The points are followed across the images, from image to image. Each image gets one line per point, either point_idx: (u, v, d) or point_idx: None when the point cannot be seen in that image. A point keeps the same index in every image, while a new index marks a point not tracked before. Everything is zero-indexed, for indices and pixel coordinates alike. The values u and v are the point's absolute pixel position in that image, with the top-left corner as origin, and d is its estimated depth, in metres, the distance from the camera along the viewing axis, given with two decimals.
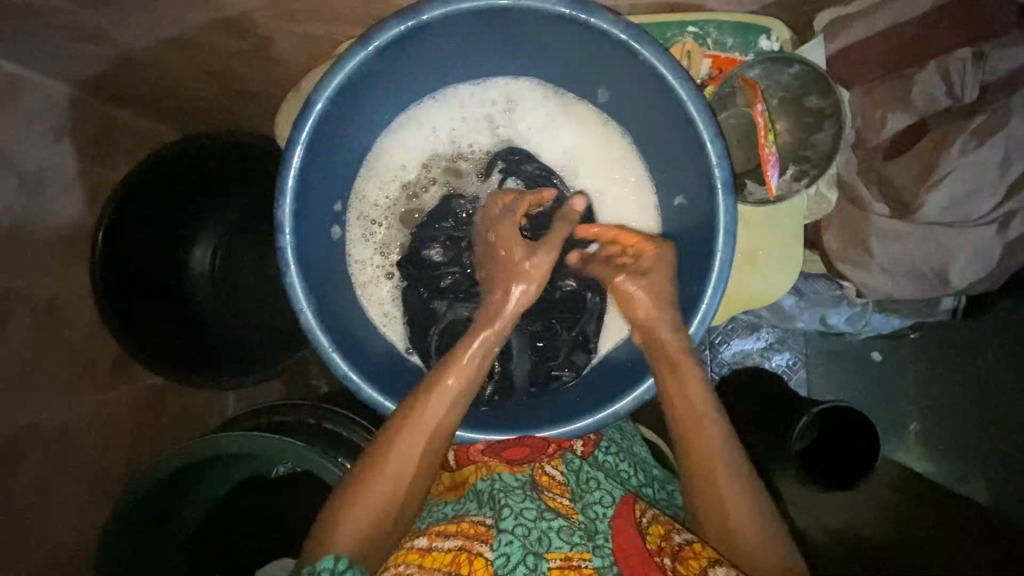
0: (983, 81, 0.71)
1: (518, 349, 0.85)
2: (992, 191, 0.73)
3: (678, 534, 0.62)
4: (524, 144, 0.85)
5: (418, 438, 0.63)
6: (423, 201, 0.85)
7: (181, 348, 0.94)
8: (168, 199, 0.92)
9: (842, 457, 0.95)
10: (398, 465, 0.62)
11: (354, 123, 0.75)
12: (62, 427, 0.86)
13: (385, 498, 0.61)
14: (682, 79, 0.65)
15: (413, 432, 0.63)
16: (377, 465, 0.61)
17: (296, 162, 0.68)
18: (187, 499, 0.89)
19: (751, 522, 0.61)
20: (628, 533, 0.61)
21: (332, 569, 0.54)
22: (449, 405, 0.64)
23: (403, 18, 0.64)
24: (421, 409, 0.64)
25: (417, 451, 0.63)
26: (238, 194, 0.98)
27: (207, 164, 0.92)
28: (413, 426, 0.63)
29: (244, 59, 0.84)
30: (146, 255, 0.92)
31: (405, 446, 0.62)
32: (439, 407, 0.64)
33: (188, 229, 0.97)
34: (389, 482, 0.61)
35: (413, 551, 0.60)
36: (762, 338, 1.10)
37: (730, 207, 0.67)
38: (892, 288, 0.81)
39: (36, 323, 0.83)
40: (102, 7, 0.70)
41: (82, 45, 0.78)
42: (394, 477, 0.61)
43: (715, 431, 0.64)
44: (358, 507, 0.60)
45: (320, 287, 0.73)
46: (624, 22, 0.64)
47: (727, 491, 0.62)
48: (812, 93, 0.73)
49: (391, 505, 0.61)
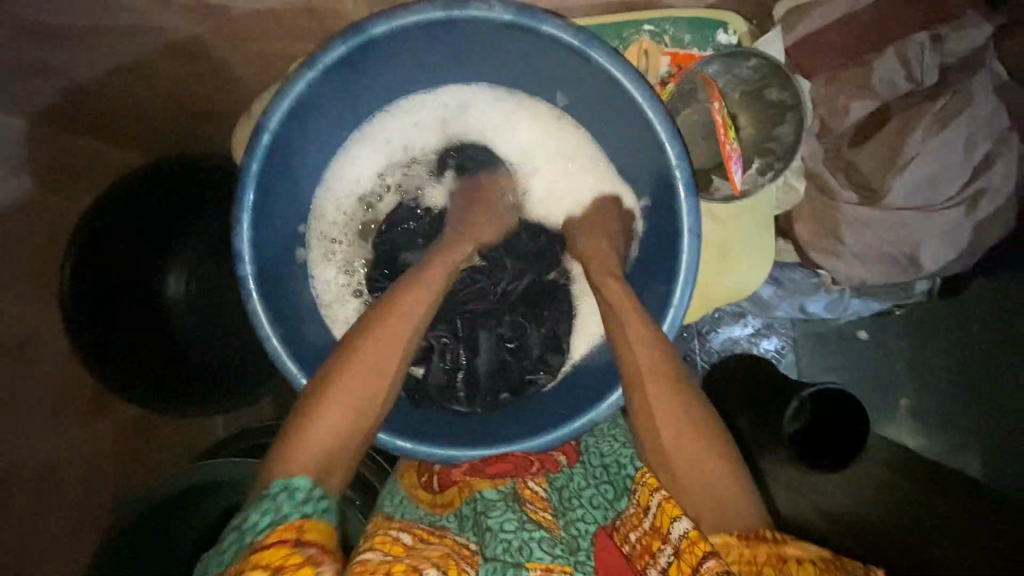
0: (943, 63, 0.71)
1: (487, 347, 0.86)
2: (958, 173, 0.73)
3: (655, 565, 0.56)
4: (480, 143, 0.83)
5: (395, 336, 0.64)
6: (379, 214, 0.84)
7: (176, 361, 0.93)
8: (159, 210, 0.90)
9: (836, 436, 0.93)
10: (375, 360, 0.62)
11: (308, 142, 0.73)
12: (39, 463, 0.84)
13: (362, 394, 0.60)
14: (635, 80, 0.64)
15: (389, 330, 0.64)
16: (355, 360, 0.61)
17: (250, 185, 0.67)
18: (184, 520, 0.87)
19: (697, 469, 0.59)
20: (616, 561, 0.60)
21: (307, 492, 0.52)
22: (422, 305, 0.67)
23: (348, 38, 0.64)
24: (393, 306, 0.66)
25: (393, 348, 0.63)
26: (229, 204, 0.95)
27: (202, 175, 0.93)
28: (388, 322, 0.64)
29: (199, 82, 0.82)
30: (133, 263, 0.89)
31: (383, 339, 0.63)
32: (412, 305, 0.66)
33: (185, 239, 0.93)
34: (368, 379, 0.61)
35: (399, 542, 0.58)
36: (749, 324, 1.10)
37: (693, 209, 0.67)
38: (866, 275, 0.81)
39: (7, 360, 0.82)
40: (49, 36, 0.69)
41: (34, 79, 0.76)
42: (363, 386, 0.60)
43: (642, 360, 0.65)
44: (336, 400, 0.58)
45: (283, 311, 0.73)
46: (573, 28, 0.63)
47: (670, 433, 0.61)
48: (772, 85, 0.72)
49: (367, 406, 0.60)
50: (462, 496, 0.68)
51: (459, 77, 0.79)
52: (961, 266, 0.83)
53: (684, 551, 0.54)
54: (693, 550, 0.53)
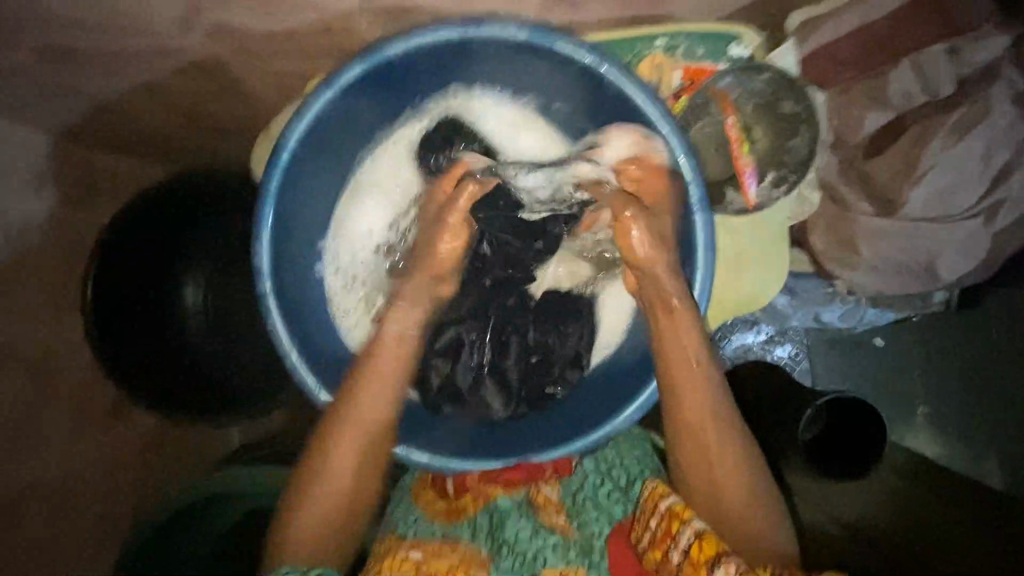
0: (960, 74, 0.70)
1: (516, 352, 0.84)
2: (976, 184, 0.72)
3: (677, 547, 0.60)
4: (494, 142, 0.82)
5: (358, 429, 0.66)
6: (406, 241, 0.82)
7: (184, 375, 0.92)
8: (165, 225, 0.89)
9: (846, 442, 0.93)
10: (342, 456, 0.65)
11: (323, 162, 0.74)
12: (58, 475, 0.86)
13: (341, 480, 0.65)
14: (646, 95, 0.66)
15: (353, 423, 0.65)
16: (328, 453, 0.65)
17: (268, 208, 0.68)
18: (192, 527, 0.89)
19: (740, 483, 0.65)
20: (624, 558, 0.66)
21: (299, 569, 0.61)
22: (385, 390, 0.67)
23: (364, 58, 0.64)
24: (355, 396, 0.66)
25: (357, 442, 0.66)
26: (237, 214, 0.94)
27: (205, 193, 0.92)
28: (348, 417, 0.65)
29: (215, 99, 0.83)
30: (142, 277, 0.88)
31: (351, 425, 0.66)
32: (374, 396, 0.66)
33: (192, 254, 0.90)
34: (345, 464, 0.65)
35: (409, 562, 0.65)
36: (763, 331, 1.06)
37: (708, 223, 0.67)
38: (881, 286, 0.81)
39: (31, 374, 0.84)
40: (72, 57, 0.71)
41: (56, 96, 0.78)
42: (342, 472, 0.65)
43: (701, 397, 0.65)
44: (319, 488, 0.65)
45: (303, 328, 0.74)
46: (586, 45, 0.64)
47: (726, 475, 0.65)
48: (786, 98, 0.73)
49: (347, 493, 0.66)
50: (478, 504, 0.71)
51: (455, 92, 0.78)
52: (980, 276, 0.82)
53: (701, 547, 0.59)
54: (701, 556, 0.58)
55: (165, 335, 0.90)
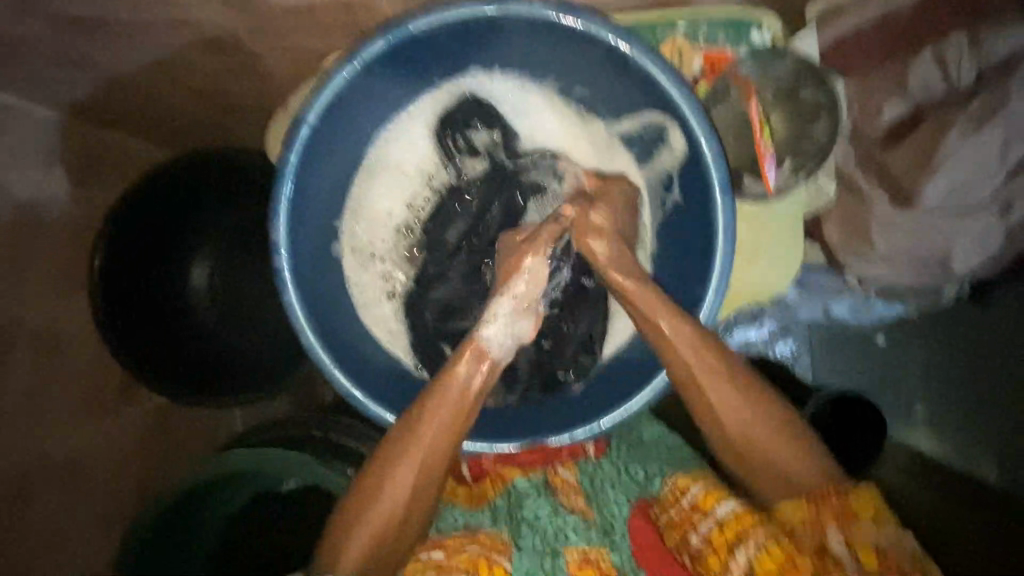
0: (981, 65, 0.70)
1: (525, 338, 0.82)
2: (993, 176, 0.71)
3: (696, 532, 0.62)
4: (512, 125, 0.83)
5: (418, 457, 0.62)
6: (419, 227, 0.85)
7: (183, 367, 0.92)
8: (165, 210, 0.88)
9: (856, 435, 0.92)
10: (399, 486, 0.61)
11: (343, 139, 0.74)
12: (62, 453, 0.85)
13: (395, 509, 0.61)
14: (673, 78, 0.65)
15: (417, 452, 0.62)
16: (387, 467, 0.62)
17: (289, 182, 0.68)
18: (193, 528, 0.88)
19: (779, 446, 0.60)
20: (647, 532, 0.66)
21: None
22: (450, 423, 0.64)
23: (388, 33, 0.64)
24: (419, 422, 0.63)
25: (419, 471, 0.62)
26: (237, 198, 0.92)
27: (206, 176, 0.89)
28: (412, 443, 0.62)
29: (229, 77, 0.82)
30: (143, 266, 0.88)
31: (418, 445, 0.62)
32: (440, 426, 0.63)
33: (192, 242, 0.91)
34: (404, 480, 0.61)
35: (429, 563, 0.62)
36: (767, 326, 1.04)
37: (729, 207, 0.68)
38: (894, 277, 0.81)
39: (36, 351, 0.84)
40: (83, 29, 0.70)
41: (67, 67, 0.78)
42: (400, 489, 0.61)
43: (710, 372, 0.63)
44: (376, 505, 0.61)
45: (320, 308, 0.74)
46: (609, 24, 0.64)
47: (729, 416, 0.61)
48: (807, 85, 0.73)
49: (399, 514, 0.61)
50: (496, 487, 0.72)
51: (477, 72, 0.78)
52: (990, 271, 0.82)
53: (728, 526, 0.60)
54: (722, 542, 0.60)
55: (171, 320, 0.91)
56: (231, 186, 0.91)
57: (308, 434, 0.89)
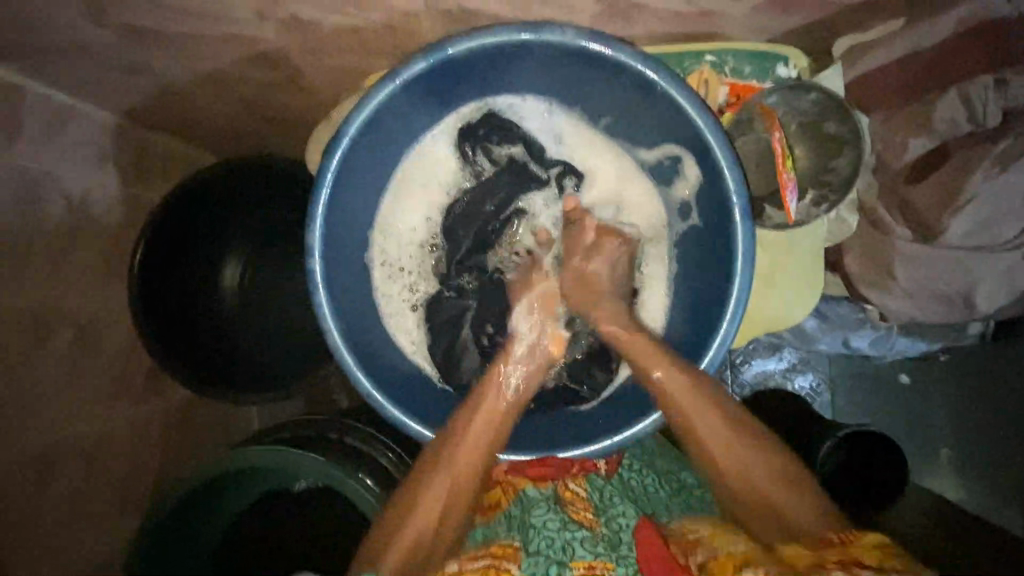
0: (1008, 107, 0.69)
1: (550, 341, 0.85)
2: (1019, 218, 0.71)
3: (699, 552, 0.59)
4: (530, 134, 0.85)
5: (454, 469, 0.68)
6: (442, 243, 0.88)
7: (205, 361, 0.95)
8: (185, 220, 0.91)
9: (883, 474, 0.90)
10: (435, 500, 0.66)
11: (380, 153, 0.78)
12: (92, 437, 0.89)
13: (428, 522, 0.65)
14: (699, 107, 0.67)
15: (449, 472, 0.68)
16: (423, 480, 0.67)
17: (326, 189, 0.72)
18: (196, 521, 0.88)
19: (775, 493, 0.61)
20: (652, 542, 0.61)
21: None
22: (486, 436, 0.71)
23: (428, 55, 0.68)
24: (455, 439, 0.70)
25: (454, 482, 0.67)
26: (261, 209, 0.96)
27: (216, 189, 0.91)
28: (448, 461, 0.68)
29: (277, 90, 0.87)
30: (164, 274, 0.91)
31: (459, 455, 0.69)
32: (475, 439, 0.70)
33: (211, 248, 0.95)
34: (440, 490, 0.67)
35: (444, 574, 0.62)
36: (785, 358, 1.05)
37: (749, 233, 0.69)
38: (918, 313, 0.82)
39: (78, 336, 0.88)
40: (142, 39, 0.76)
41: (126, 74, 0.84)
42: (436, 501, 0.66)
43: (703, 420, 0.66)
44: (415, 513, 0.65)
45: (349, 312, 0.77)
46: (640, 55, 0.67)
47: (732, 456, 0.64)
48: (831, 119, 0.75)
49: (434, 525, 0.66)
50: (508, 496, 0.74)
51: (506, 94, 0.81)
52: (1011, 312, 0.81)
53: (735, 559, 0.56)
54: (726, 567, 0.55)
55: (195, 326, 0.95)
56: (233, 193, 0.93)
57: (321, 436, 0.88)
